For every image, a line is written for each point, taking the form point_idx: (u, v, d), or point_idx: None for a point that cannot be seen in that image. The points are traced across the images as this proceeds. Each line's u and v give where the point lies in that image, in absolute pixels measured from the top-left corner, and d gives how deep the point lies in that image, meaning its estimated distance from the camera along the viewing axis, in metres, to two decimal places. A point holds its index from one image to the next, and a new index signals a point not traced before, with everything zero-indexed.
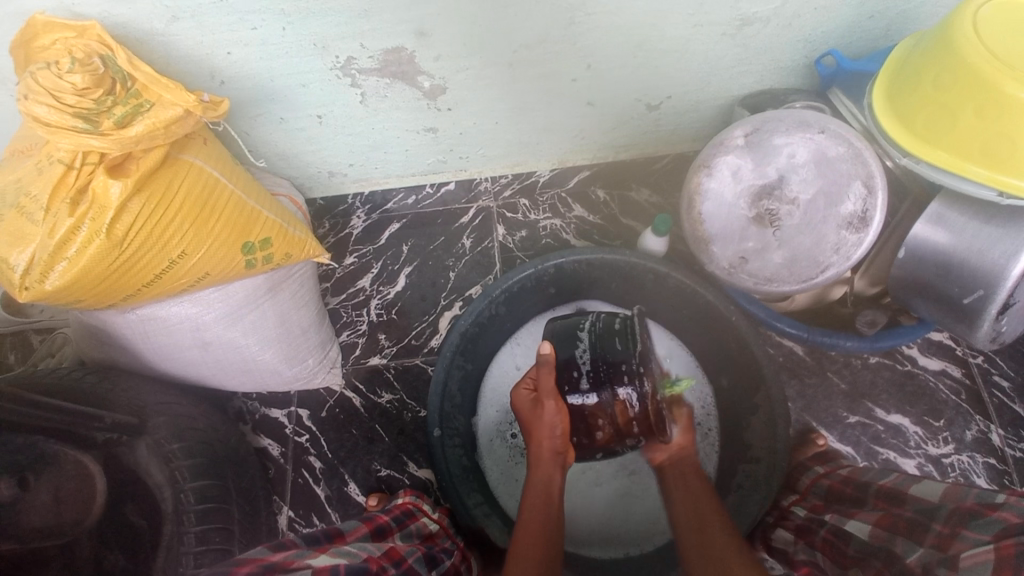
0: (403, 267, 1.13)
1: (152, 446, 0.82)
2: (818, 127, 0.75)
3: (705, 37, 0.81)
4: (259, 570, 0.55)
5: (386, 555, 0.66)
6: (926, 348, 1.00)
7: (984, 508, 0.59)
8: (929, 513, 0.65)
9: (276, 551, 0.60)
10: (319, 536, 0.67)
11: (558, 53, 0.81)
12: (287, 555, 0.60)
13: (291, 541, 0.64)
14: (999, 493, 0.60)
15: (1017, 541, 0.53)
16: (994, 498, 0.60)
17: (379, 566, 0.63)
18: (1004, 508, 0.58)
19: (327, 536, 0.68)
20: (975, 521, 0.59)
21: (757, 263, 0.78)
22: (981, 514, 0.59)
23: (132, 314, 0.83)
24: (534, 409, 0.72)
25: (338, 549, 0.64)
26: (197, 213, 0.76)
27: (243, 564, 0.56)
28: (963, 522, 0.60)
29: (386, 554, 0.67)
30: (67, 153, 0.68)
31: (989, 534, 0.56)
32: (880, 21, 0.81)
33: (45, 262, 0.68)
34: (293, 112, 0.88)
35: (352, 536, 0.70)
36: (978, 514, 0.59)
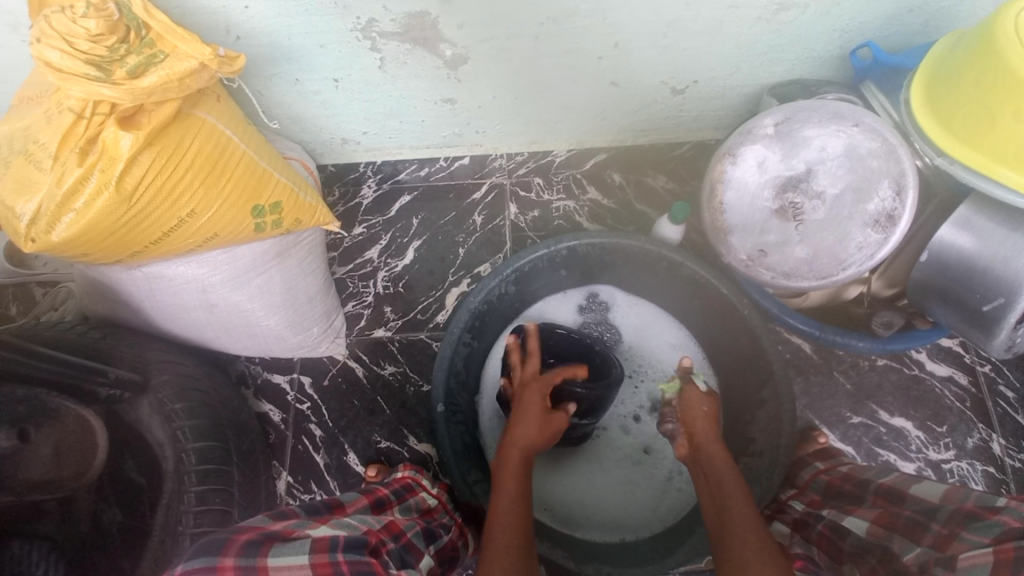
0: (412, 240, 1.11)
1: (155, 406, 0.81)
2: (853, 121, 0.72)
3: (739, 21, 0.78)
4: (258, 537, 0.55)
5: (385, 529, 0.66)
6: (935, 354, 1.00)
7: (984, 510, 0.60)
8: (928, 513, 0.65)
9: (276, 520, 0.60)
10: (320, 507, 0.67)
11: (585, 27, 0.79)
12: (287, 525, 0.59)
13: (292, 512, 0.64)
14: (999, 497, 0.61)
15: (1016, 545, 0.54)
16: (995, 502, 0.60)
17: (379, 539, 0.62)
18: (1004, 512, 0.58)
19: (328, 507, 0.68)
20: (974, 522, 0.59)
21: (777, 256, 0.77)
22: (980, 516, 0.60)
23: (137, 271, 0.82)
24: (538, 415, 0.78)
25: (339, 521, 0.63)
26: (208, 172, 0.74)
27: (242, 531, 0.56)
28: (963, 523, 0.60)
29: (385, 528, 0.66)
30: (78, 102, 0.66)
31: (989, 537, 0.57)
32: (921, 15, 0.78)
33: (51, 213, 0.66)
34: (309, 73, 0.85)
35: (353, 508, 0.70)
36: (977, 517, 0.60)
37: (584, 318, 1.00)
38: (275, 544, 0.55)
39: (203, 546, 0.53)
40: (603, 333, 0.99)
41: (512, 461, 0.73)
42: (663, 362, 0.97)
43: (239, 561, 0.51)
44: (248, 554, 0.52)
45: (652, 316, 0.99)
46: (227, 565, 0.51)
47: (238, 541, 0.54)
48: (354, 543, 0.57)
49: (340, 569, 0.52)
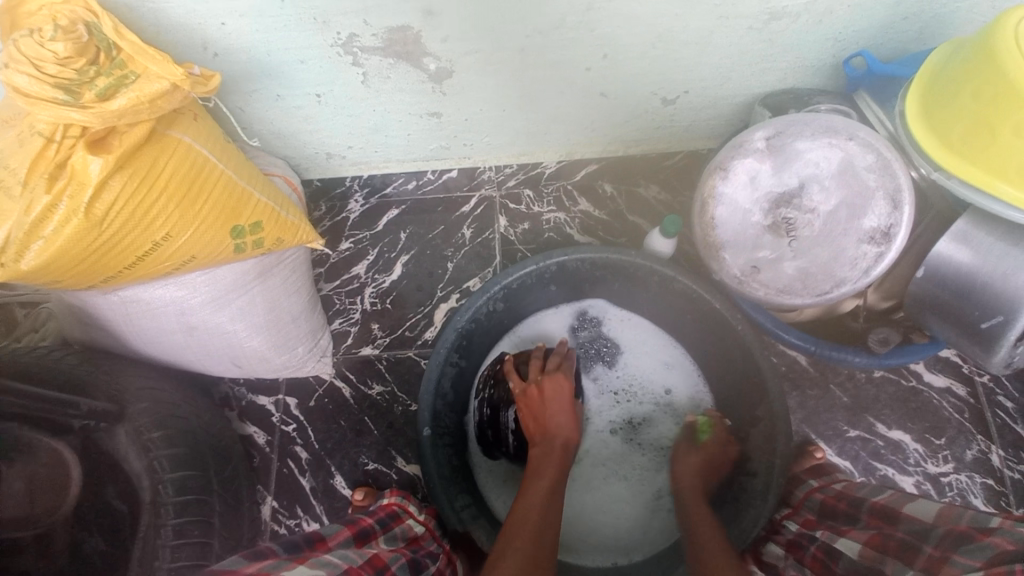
0: (400, 255, 1.09)
1: (132, 435, 0.79)
2: (846, 135, 0.70)
3: (728, 30, 0.77)
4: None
5: (368, 564, 0.64)
6: (933, 365, 0.98)
7: (977, 532, 0.58)
8: (919, 535, 0.63)
9: (251, 561, 0.57)
10: (300, 543, 0.64)
11: (573, 39, 0.77)
12: (262, 566, 0.56)
13: (270, 550, 0.61)
14: (992, 517, 0.59)
15: (1007, 569, 0.51)
16: (988, 523, 0.58)
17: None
18: (996, 533, 0.56)
19: (308, 542, 0.65)
20: (967, 544, 0.57)
21: (770, 273, 0.75)
22: (973, 538, 0.58)
23: (114, 296, 0.80)
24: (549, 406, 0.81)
25: (317, 560, 0.60)
26: (184, 193, 0.72)
27: (218, 574, 0.53)
28: (954, 547, 0.58)
29: (368, 564, 0.64)
30: (46, 126, 0.64)
31: (981, 560, 0.54)
32: (915, 22, 0.77)
33: (21, 240, 0.64)
34: (290, 89, 0.83)
35: (335, 541, 0.67)
36: (970, 539, 0.57)
37: (578, 335, 0.97)
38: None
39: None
40: (600, 350, 0.97)
41: (549, 454, 0.76)
42: (657, 380, 0.95)
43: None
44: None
45: (645, 332, 0.97)
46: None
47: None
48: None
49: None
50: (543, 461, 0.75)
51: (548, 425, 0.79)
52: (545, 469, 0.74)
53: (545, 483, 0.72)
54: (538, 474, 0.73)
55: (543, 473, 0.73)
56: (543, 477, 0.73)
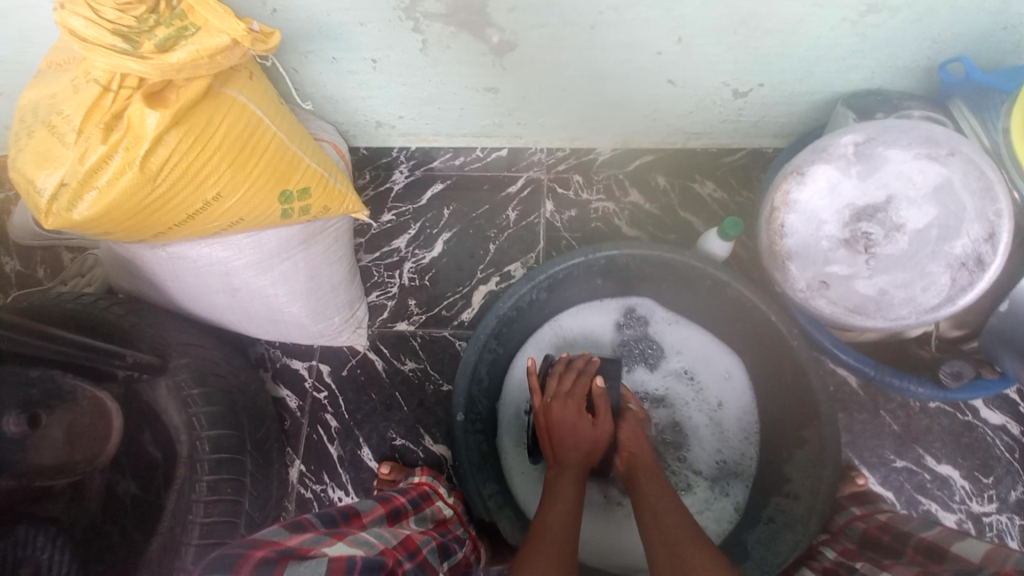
0: (442, 232, 1.07)
1: (173, 389, 0.80)
2: (949, 149, 0.66)
3: (820, 21, 0.70)
4: (274, 554, 0.49)
5: (402, 546, 0.62)
6: (992, 400, 0.92)
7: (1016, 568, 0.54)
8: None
9: (292, 533, 0.55)
10: (335, 517, 0.62)
11: (647, 19, 0.71)
12: (304, 539, 0.54)
13: (308, 522, 0.59)
14: None
15: None
16: None
17: (396, 560, 0.58)
18: None
19: (344, 516, 0.63)
20: None
21: (840, 289, 0.70)
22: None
23: (161, 251, 0.80)
24: (559, 423, 0.77)
25: (356, 537, 0.59)
26: (236, 153, 0.71)
27: (258, 545, 0.50)
28: None
29: (402, 545, 0.62)
30: (104, 74, 0.63)
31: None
32: (1017, 33, 0.70)
33: (74, 190, 0.63)
34: (346, 52, 0.80)
35: (369, 519, 0.65)
36: None
37: (622, 334, 0.94)
38: (292, 562, 0.49)
39: (214, 561, 0.47)
40: (645, 351, 0.94)
41: (564, 468, 0.73)
42: (709, 388, 0.92)
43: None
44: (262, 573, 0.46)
45: (690, 334, 0.93)
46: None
47: (254, 558, 0.48)
48: (372, 566, 0.53)
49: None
50: (560, 477, 0.72)
51: (557, 446, 0.76)
52: (562, 487, 0.71)
53: (566, 495, 0.69)
54: (557, 490, 0.71)
55: (562, 488, 0.70)
56: (563, 493, 0.70)
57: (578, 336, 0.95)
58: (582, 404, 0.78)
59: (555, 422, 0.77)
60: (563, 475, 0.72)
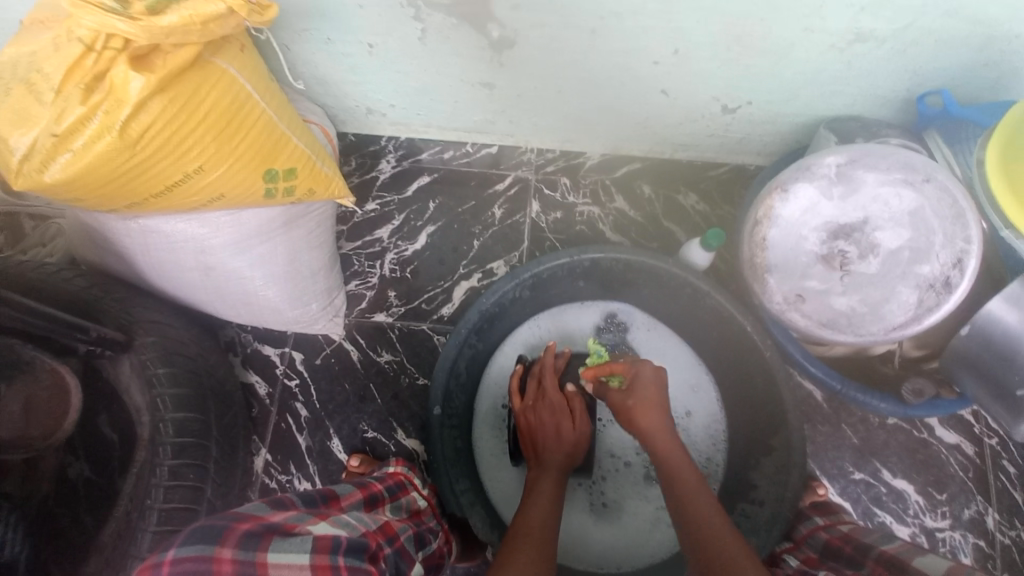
0: (426, 224, 1.06)
1: (136, 366, 0.77)
2: (925, 176, 0.68)
3: (811, 45, 0.73)
4: (259, 529, 0.49)
5: (380, 531, 0.62)
6: (946, 419, 0.97)
7: None
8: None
9: (275, 510, 0.54)
10: (316, 498, 0.61)
11: (647, 28, 0.72)
12: (287, 517, 0.54)
13: (290, 500, 0.58)
14: None
15: None
16: None
17: (376, 544, 0.58)
18: None
19: (323, 497, 0.62)
20: None
21: (816, 303, 0.72)
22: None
23: (134, 223, 0.77)
24: (545, 429, 0.78)
25: (338, 519, 0.58)
26: (223, 126, 0.69)
27: (243, 518, 0.50)
28: None
29: (380, 531, 0.62)
30: (89, 33, 0.60)
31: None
32: (995, 72, 0.74)
33: (48, 150, 0.60)
34: (343, 34, 0.79)
35: (348, 502, 0.64)
36: None
37: (600, 338, 0.95)
38: (276, 538, 0.49)
39: (199, 529, 0.47)
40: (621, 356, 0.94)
41: (548, 472, 0.73)
42: (679, 401, 0.93)
43: (238, 555, 0.46)
44: (247, 546, 0.47)
45: (669, 343, 0.95)
46: (225, 557, 0.45)
47: (238, 531, 0.48)
48: (355, 547, 0.54)
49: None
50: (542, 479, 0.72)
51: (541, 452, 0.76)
52: (542, 490, 0.70)
53: (543, 497, 0.69)
54: (537, 491, 0.70)
55: (542, 491, 0.70)
56: (540, 495, 0.70)
57: (558, 337, 0.95)
58: (558, 408, 0.79)
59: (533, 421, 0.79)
60: (544, 479, 0.72)
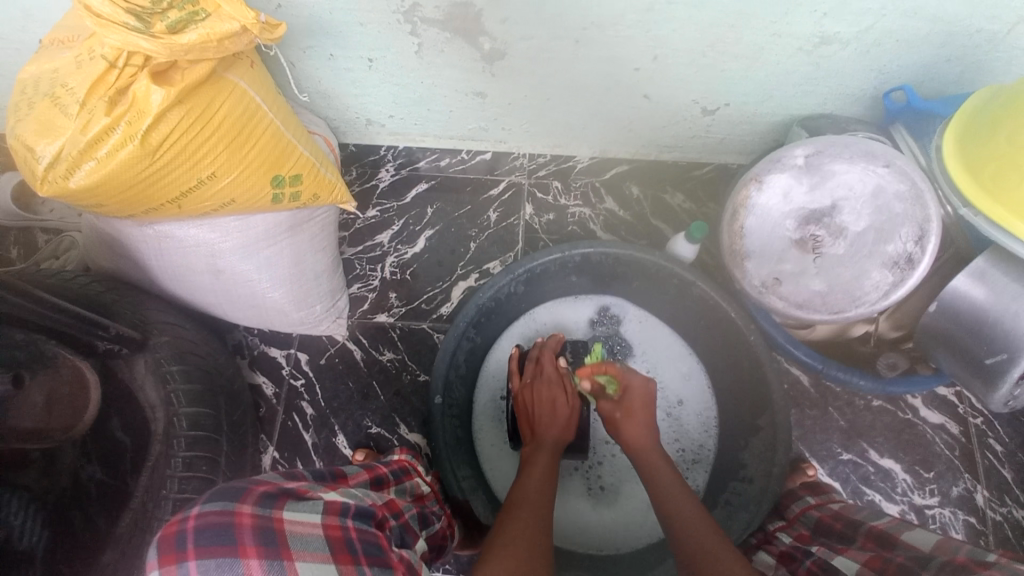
0: (425, 229, 1.11)
1: (151, 365, 0.81)
2: (884, 161, 0.75)
3: (780, 49, 0.79)
4: (275, 491, 0.52)
5: (386, 506, 0.65)
6: (930, 401, 1.00)
7: (975, 564, 0.57)
8: (917, 559, 0.63)
9: (288, 480, 0.58)
10: (325, 475, 0.65)
11: (628, 37, 0.78)
12: (299, 484, 0.57)
13: (301, 474, 0.61)
14: (990, 552, 0.59)
15: None
16: (986, 556, 0.59)
17: (383, 514, 0.62)
18: (995, 566, 0.55)
19: (332, 475, 0.66)
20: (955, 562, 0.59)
21: (791, 286, 0.79)
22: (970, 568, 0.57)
23: (149, 229, 0.81)
24: (541, 406, 0.81)
25: (346, 491, 0.62)
26: (234, 136, 0.74)
27: (260, 483, 0.53)
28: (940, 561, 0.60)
29: (386, 506, 0.66)
30: (112, 50, 0.65)
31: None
32: (954, 67, 0.80)
33: (73, 159, 0.65)
34: (344, 50, 0.84)
35: (356, 481, 0.68)
36: (963, 563, 0.58)
37: (595, 332, 0.99)
38: (291, 500, 0.52)
39: (219, 491, 0.50)
40: (613, 348, 0.99)
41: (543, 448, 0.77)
42: (671, 390, 0.97)
43: (257, 510, 0.48)
44: (266, 504, 0.50)
45: (659, 334, 0.99)
46: (244, 512, 0.47)
47: (256, 491, 0.51)
48: (364, 514, 0.57)
49: (349, 536, 0.52)
50: (539, 455, 0.76)
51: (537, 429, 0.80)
52: (537, 464, 0.74)
53: (540, 470, 0.73)
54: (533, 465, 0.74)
55: (538, 464, 0.74)
56: (536, 468, 0.73)
57: (552, 331, 0.99)
58: (554, 387, 0.83)
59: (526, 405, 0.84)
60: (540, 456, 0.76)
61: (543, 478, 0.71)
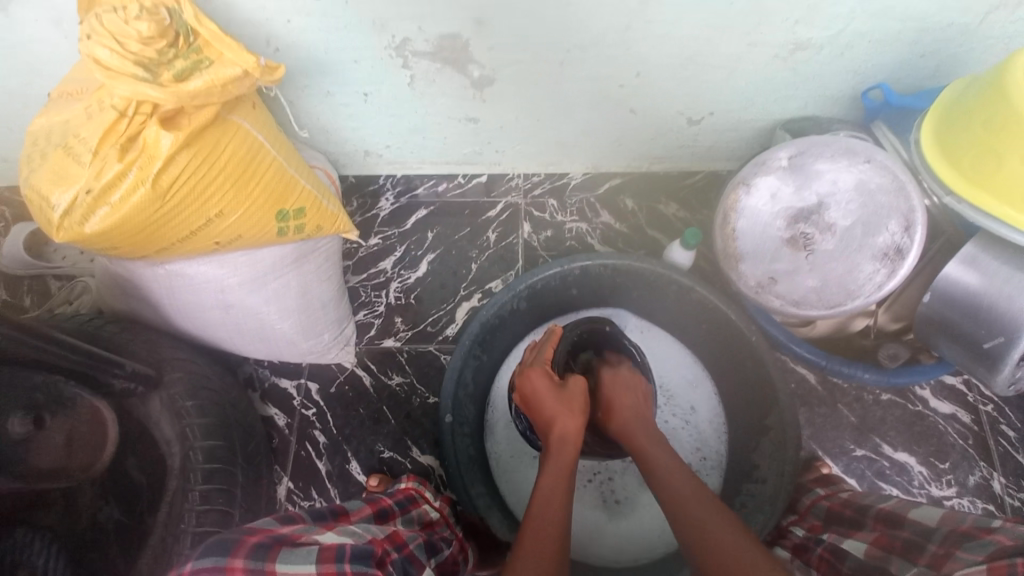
0: (426, 253, 1.13)
1: (166, 402, 0.83)
2: (865, 157, 0.77)
3: (756, 58, 0.82)
4: (267, 540, 0.55)
5: (388, 539, 0.67)
6: (939, 391, 1.00)
7: (979, 530, 0.59)
8: (925, 534, 0.64)
9: (284, 524, 0.60)
10: (325, 513, 0.67)
11: (609, 56, 0.82)
12: (294, 529, 0.60)
13: (298, 516, 0.63)
14: (995, 518, 0.59)
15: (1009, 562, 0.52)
16: (990, 523, 0.59)
17: (383, 549, 0.63)
18: (999, 531, 0.57)
19: (333, 512, 0.67)
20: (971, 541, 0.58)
21: (786, 284, 0.81)
22: (975, 536, 0.59)
23: (160, 268, 0.84)
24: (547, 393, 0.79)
25: (343, 530, 0.64)
26: (240, 174, 0.77)
27: (253, 532, 0.56)
28: (959, 543, 0.59)
29: (388, 539, 0.67)
30: (121, 101, 0.69)
31: (982, 555, 0.56)
32: (933, 59, 0.82)
33: (88, 205, 0.68)
34: (341, 87, 0.88)
35: (358, 516, 0.69)
36: (972, 536, 0.59)
37: None
38: (284, 549, 0.54)
39: (212, 543, 0.52)
40: None
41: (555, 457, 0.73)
42: (678, 396, 0.99)
43: (249, 564, 0.51)
44: (257, 556, 0.52)
45: (662, 341, 1.01)
46: (238, 566, 0.50)
47: (249, 542, 0.53)
48: (362, 555, 0.58)
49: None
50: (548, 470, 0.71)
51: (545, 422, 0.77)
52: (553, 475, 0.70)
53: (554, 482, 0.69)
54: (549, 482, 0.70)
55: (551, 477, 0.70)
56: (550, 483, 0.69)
57: None
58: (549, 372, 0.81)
59: (530, 375, 0.81)
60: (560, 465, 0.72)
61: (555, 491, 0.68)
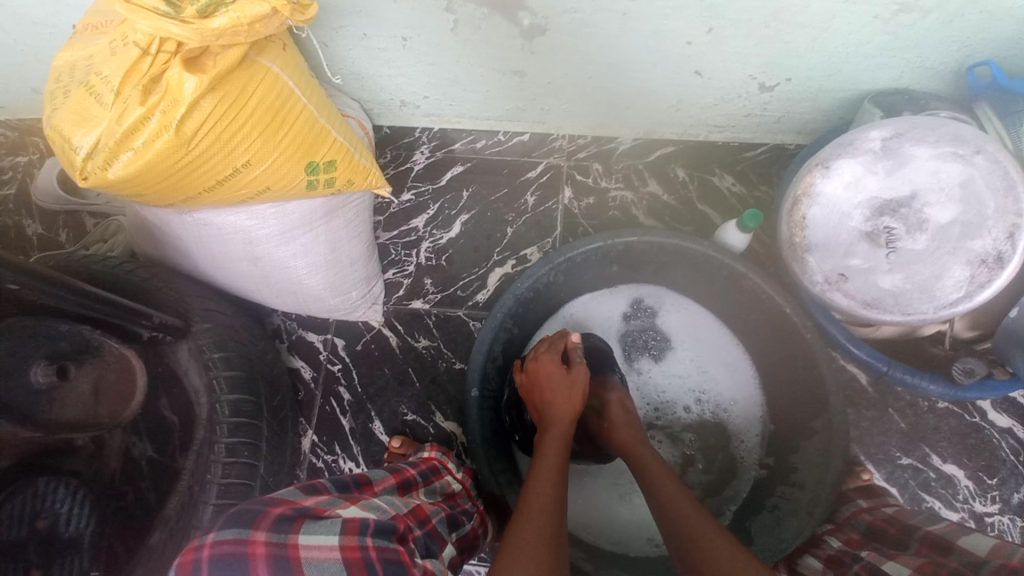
0: (460, 213, 1.08)
1: (194, 351, 0.82)
2: (975, 147, 0.68)
3: (852, 18, 0.71)
4: (291, 512, 0.53)
5: (412, 514, 0.65)
6: (1000, 403, 0.92)
7: None
8: (973, 565, 0.59)
9: (307, 495, 0.59)
10: (348, 484, 0.65)
11: (676, 7, 0.71)
12: (318, 501, 0.58)
13: (323, 486, 0.62)
14: None
15: None
16: None
17: (406, 526, 0.61)
18: None
19: (356, 483, 0.66)
20: None
21: (859, 283, 0.74)
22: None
23: (188, 217, 0.81)
24: (557, 379, 0.75)
25: (368, 502, 0.62)
26: (268, 121, 0.72)
27: (276, 503, 0.54)
28: None
29: (412, 513, 0.65)
30: (144, 37, 0.63)
31: None
32: None
33: (110, 150, 0.65)
34: (376, 29, 0.81)
35: (381, 487, 0.68)
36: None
37: (629, 325, 0.96)
38: (308, 521, 0.53)
39: (236, 513, 0.52)
40: (649, 341, 0.95)
41: (548, 445, 0.69)
42: (717, 385, 0.93)
43: (271, 537, 0.50)
44: (280, 529, 0.51)
45: (704, 325, 0.95)
46: (259, 539, 0.49)
47: (271, 515, 0.52)
48: (384, 529, 0.56)
49: (370, 555, 0.52)
50: (542, 453, 0.69)
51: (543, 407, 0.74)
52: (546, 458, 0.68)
53: (546, 471, 0.66)
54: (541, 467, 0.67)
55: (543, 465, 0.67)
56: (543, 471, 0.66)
57: (588, 324, 0.96)
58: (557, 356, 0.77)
59: (540, 359, 0.77)
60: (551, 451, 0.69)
61: (551, 482, 0.65)
